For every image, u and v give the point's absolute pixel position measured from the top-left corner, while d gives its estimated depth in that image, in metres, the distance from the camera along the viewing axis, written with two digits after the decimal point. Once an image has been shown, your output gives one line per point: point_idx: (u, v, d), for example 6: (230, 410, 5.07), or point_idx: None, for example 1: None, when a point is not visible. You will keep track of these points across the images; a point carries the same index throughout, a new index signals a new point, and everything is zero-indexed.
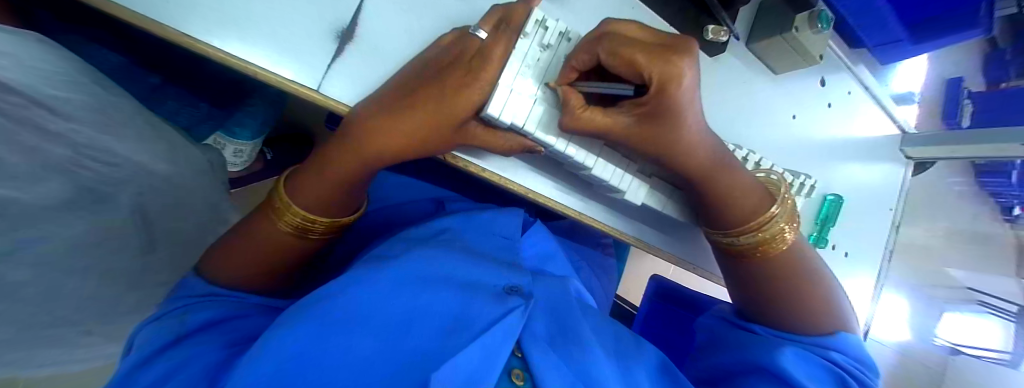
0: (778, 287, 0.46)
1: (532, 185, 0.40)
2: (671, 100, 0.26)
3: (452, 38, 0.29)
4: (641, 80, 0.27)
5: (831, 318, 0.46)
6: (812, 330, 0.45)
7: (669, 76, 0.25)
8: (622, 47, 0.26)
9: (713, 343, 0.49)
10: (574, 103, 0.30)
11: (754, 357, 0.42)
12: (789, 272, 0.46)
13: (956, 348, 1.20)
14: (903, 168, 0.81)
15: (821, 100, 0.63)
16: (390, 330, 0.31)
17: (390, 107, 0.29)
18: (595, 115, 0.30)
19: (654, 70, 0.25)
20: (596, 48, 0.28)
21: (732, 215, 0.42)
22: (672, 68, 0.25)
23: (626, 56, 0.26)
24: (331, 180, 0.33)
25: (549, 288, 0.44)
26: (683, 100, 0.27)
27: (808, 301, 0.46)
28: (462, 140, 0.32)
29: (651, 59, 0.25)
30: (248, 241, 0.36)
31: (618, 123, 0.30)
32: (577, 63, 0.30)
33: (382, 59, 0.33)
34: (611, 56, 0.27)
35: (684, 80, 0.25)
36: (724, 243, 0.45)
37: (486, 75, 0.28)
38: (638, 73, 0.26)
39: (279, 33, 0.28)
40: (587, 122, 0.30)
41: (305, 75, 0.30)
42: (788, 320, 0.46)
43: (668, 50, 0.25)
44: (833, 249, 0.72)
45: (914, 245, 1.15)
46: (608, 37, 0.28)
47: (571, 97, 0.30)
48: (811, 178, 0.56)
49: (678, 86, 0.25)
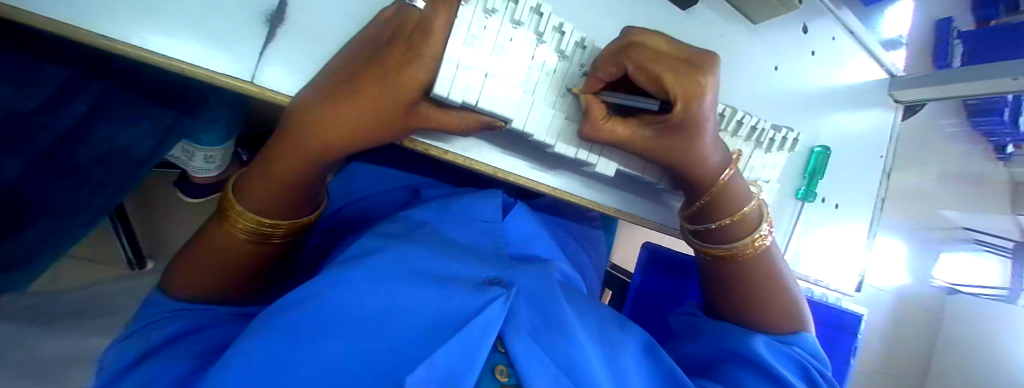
0: (762, 287, 0.45)
1: (500, 164, 0.38)
2: (691, 114, 0.30)
3: (391, 13, 0.26)
4: (665, 96, 0.30)
5: (795, 317, 0.46)
6: (779, 328, 0.45)
7: (692, 92, 0.29)
8: (648, 62, 0.29)
9: (686, 331, 0.49)
10: (596, 114, 0.32)
11: (728, 343, 0.42)
12: (767, 268, 0.45)
13: (955, 288, 1.28)
14: (892, 113, 0.79)
15: (804, 49, 0.61)
16: (364, 332, 0.30)
17: (329, 96, 0.26)
18: (615, 125, 0.33)
19: (680, 88, 0.28)
20: (623, 61, 0.30)
21: (721, 211, 0.42)
22: (697, 86, 0.28)
23: (652, 72, 0.29)
24: (279, 178, 0.31)
25: (533, 273, 0.43)
26: (700, 115, 0.31)
27: (776, 300, 0.46)
28: (415, 125, 0.29)
29: (680, 78, 0.28)
30: (205, 250, 0.34)
31: (639, 135, 0.34)
32: (603, 74, 0.32)
33: (320, 42, 0.30)
34: (637, 70, 0.30)
35: (706, 96, 0.29)
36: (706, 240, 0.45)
37: (430, 52, 0.25)
38: (663, 90, 0.29)
39: (202, 26, 0.26)
40: (608, 132, 0.33)
41: (236, 68, 0.27)
42: (761, 318, 0.45)
43: (696, 68, 0.29)
44: (823, 202, 0.71)
45: (907, 190, 1.15)
46: (635, 47, 0.30)
47: (594, 108, 0.32)
48: (794, 131, 0.53)
49: (699, 101, 0.29)
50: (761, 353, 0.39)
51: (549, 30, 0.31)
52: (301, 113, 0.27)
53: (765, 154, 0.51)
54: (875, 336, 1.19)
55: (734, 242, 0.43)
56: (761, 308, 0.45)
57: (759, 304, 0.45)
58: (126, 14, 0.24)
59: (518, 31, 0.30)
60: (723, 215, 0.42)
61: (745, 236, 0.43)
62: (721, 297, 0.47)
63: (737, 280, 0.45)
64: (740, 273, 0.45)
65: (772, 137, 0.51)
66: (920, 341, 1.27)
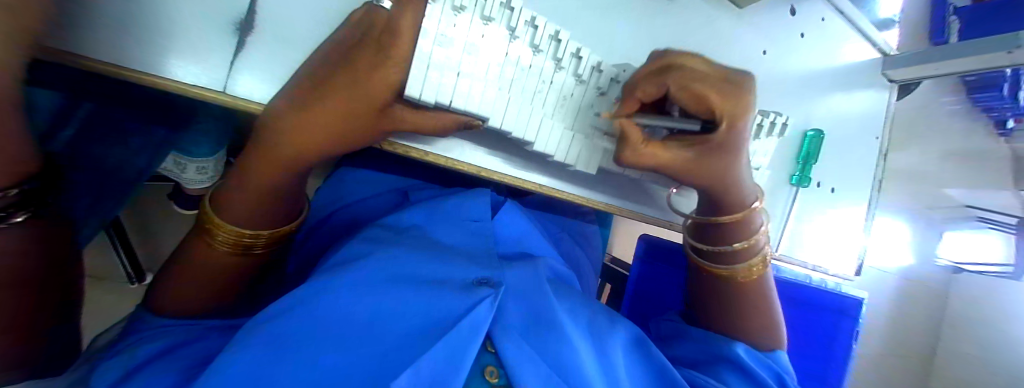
0: (746, 306, 0.46)
1: (483, 163, 0.38)
2: (737, 132, 0.32)
3: (361, 15, 0.25)
4: (711, 116, 0.32)
5: (773, 332, 0.48)
6: (756, 341, 0.47)
7: (739, 114, 0.31)
8: (695, 84, 0.31)
9: (668, 337, 0.50)
10: (635, 138, 0.32)
11: (712, 346, 0.43)
12: (759, 292, 0.46)
13: (959, 266, 1.27)
14: (886, 94, 0.78)
15: (793, 31, 0.60)
16: (350, 337, 0.30)
17: (300, 100, 0.26)
18: (655, 150, 0.33)
19: (727, 108, 0.31)
20: (666, 82, 0.32)
21: (740, 230, 0.42)
22: (742, 108, 0.31)
23: (700, 96, 0.31)
24: (257, 187, 0.30)
25: (523, 272, 0.42)
26: (740, 137, 0.33)
27: (760, 315, 0.47)
28: (389, 126, 0.29)
29: (724, 99, 0.31)
30: (188, 263, 0.34)
31: (675, 158, 0.34)
32: (643, 93, 0.33)
33: (291, 47, 0.30)
34: (682, 90, 0.31)
35: (747, 118, 0.32)
36: (721, 260, 0.44)
37: (397, 53, 0.25)
38: (711, 111, 0.32)
39: (168, 37, 0.25)
40: (646, 157, 0.33)
41: (208, 78, 0.27)
42: (743, 332, 0.46)
43: (736, 94, 0.31)
44: (819, 187, 0.70)
45: (906, 170, 1.14)
46: (675, 69, 0.32)
47: (631, 132, 0.32)
48: (782, 115, 0.52)
49: (743, 123, 0.32)
50: (742, 356, 0.41)
51: (522, 25, 0.30)
52: (273, 118, 0.27)
53: (753, 141, 0.50)
54: (879, 318, 1.19)
55: (741, 263, 0.44)
56: (740, 319, 0.46)
57: (740, 316, 0.46)
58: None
59: (490, 27, 0.29)
60: (742, 235, 0.42)
61: (747, 262, 0.44)
62: (723, 314, 0.46)
63: (744, 300, 0.46)
64: (740, 296, 0.46)
65: (759, 123, 0.50)
66: (926, 322, 1.26)
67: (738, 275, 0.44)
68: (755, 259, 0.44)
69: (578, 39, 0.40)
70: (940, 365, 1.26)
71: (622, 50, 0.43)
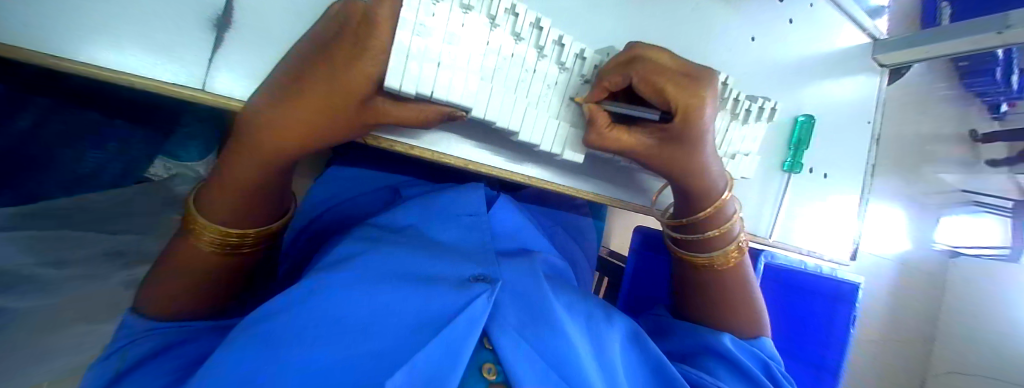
0: (730, 294, 0.46)
1: (471, 156, 0.38)
2: (693, 125, 0.31)
3: (338, 7, 0.25)
4: (667, 106, 0.31)
5: (760, 321, 0.48)
6: (741, 331, 0.47)
7: (693, 106, 0.30)
8: (654, 75, 0.30)
9: (659, 330, 0.50)
10: (601, 122, 0.34)
11: (702, 337, 0.43)
12: (740, 278, 0.47)
13: (955, 250, 1.27)
14: (877, 78, 0.78)
15: (781, 16, 0.59)
16: (343, 335, 0.29)
17: (282, 95, 0.25)
18: (620, 134, 0.34)
19: (681, 100, 0.30)
20: (629, 73, 0.31)
21: (717, 218, 0.42)
22: (698, 99, 0.30)
23: (655, 84, 0.30)
24: (240, 186, 0.30)
25: (518, 267, 0.42)
26: (699, 128, 0.32)
27: (745, 304, 0.47)
28: (372, 119, 0.29)
29: (681, 89, 0.30)
30: (172, 264, 0.33)
31: (640, 143, 0.35)
32: (608, 84, 0.33)
33: (269, 42, 0.29)
34: (642, 82, 0.31)
35: (705, 107, 0.30)
36: (697, 245, 0.45)
37: (377, 44, 0.24)
38: (665, 101, 0.31)
39: (143, 35, 0.25)
40: (612, 140, 0.34)
41: (186, 76, 0.27)
42: (729, 321, 0.47)
43: (695, 81, 0.30)
44: (811, 173, 0.70)
45: (899, 155, 1.14)
46: (640, 60, 0.31)
47: (597, 117, 0.34)
48: (771, 99, 0.51)
49: (700, 114, 0.31)
50: (731, 347, 0.41)
51: (502, 12, 0.30)
52: (255, 113, 0.26)
53: (742, 127, 0.50)
54: (876, 303, 1.19)
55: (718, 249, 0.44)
56: (727, 308, 0.46)
57: (726, 304, 0.46)
58: (65, 30, 0.23)
59: (470, 16, 0.29)
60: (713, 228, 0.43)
61: (726, 247, 0.44)
62: (707, 303, 0.47)
63: (721, 287, 0.46)
64: (719, 284, 0.46)
65: (747, 109, 0.49)
66: (924, 306, 1.27)
67: (714, 263, 0.45)
68: (733, 245, 0.44)
69: (562, 27, 0.39)
70: (940, 349, 1.26)
71: (607, 38, 0.43)
